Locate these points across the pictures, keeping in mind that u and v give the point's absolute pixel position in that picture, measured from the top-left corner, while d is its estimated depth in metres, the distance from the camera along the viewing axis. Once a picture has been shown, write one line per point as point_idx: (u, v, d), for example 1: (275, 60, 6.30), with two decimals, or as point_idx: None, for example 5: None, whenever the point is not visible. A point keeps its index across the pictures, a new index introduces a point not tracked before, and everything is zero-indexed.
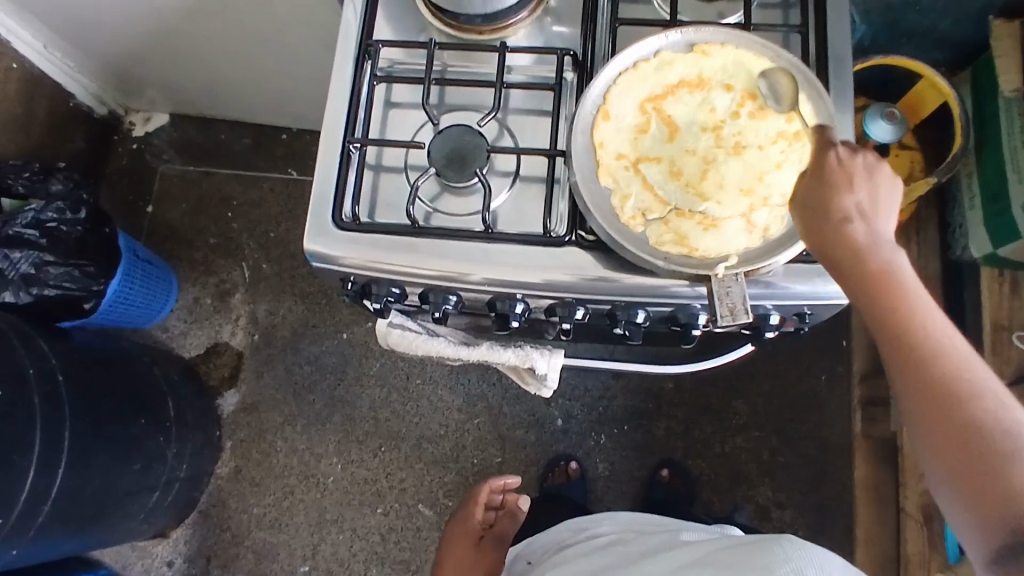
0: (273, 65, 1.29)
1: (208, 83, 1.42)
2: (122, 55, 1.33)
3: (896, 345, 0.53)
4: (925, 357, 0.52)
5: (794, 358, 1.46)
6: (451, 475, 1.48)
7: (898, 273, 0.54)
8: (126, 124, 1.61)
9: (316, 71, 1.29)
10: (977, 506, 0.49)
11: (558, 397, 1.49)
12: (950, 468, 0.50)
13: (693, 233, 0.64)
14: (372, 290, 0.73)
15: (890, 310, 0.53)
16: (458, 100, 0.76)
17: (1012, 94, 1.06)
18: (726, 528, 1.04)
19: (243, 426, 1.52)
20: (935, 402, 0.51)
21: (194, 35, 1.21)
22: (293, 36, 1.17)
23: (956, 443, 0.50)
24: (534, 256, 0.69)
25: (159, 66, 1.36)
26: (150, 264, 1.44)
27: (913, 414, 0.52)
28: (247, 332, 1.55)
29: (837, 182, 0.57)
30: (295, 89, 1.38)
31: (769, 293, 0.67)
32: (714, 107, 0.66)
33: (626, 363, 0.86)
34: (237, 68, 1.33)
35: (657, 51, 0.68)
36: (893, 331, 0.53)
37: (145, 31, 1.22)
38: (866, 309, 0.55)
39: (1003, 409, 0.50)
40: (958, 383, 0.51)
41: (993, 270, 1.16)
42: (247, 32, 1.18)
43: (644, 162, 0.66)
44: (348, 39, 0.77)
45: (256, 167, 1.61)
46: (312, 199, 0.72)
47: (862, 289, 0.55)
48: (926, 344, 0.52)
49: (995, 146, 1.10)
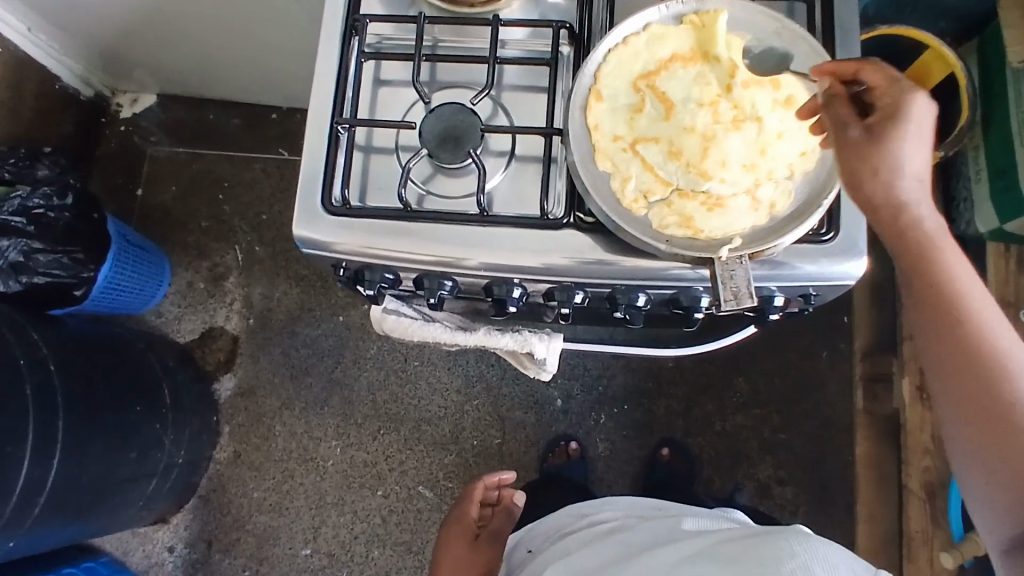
0: (262, 41, 1.25)
1: (195, 61, 1.38)
2: (106, 34, 1.29)
3: (937, 315, 0.56)
4: (966, 338, 0.55)
5: (795, 335, 1.45)
6: (451, 457, 1.47)
7: (943, 243, 0.56)
8: (112, 106, 1.57)
9: (306, 47, 1.25)
10: (989, 457, 0.55)
11: (557, 378, 1.48)
12: (975, 441, 0.55)
13: (697, 214, 0.62)
14: (365, 276, 0.71)
15: (936, 287, 0.56)
16: (450, 78, 0.73)
17: (1018, 65, 1.03)
18: (730, 512, 1.04)
19: (240, 411, 1.51)
20: (965, 379, 0.55)
21: (179, 12, 1.17)
22: (280, 11, 1.14)
23: (981, 405, 0.54)
24: (531, 240, 0.67)
25: (143, 44, 1.32)
26: (141, 249, 1.41)
27: (940, 377, 0.57)
28: (242, 316, 1.53)
29: (880, 138, 0.55)
30: (284, 66, 1.35)
31: (774, 275, 0.65)
32: (709, 81, 0.64)
33: (626, 346, 0.84)
34: (224, 45, 1.29)
35: (647, 26, 0.66)
36: (938, 307, 0.56)
37: (128, 8, 1.18)
38: (910, 279, 0.57)
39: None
40: (997, 364, 0.54)
41: (999, 245, 1.15)
42: (235, 9, 1.15)
43: (641, 142, 0.63)
44: (335, 14, 0.73)
45: (247, 147, 1.58)
46: (299, 183, 0.69)
47: (906, 259, 0.57)
48: (963, 313, 0.55)
49: (1002, 119, 1.07)
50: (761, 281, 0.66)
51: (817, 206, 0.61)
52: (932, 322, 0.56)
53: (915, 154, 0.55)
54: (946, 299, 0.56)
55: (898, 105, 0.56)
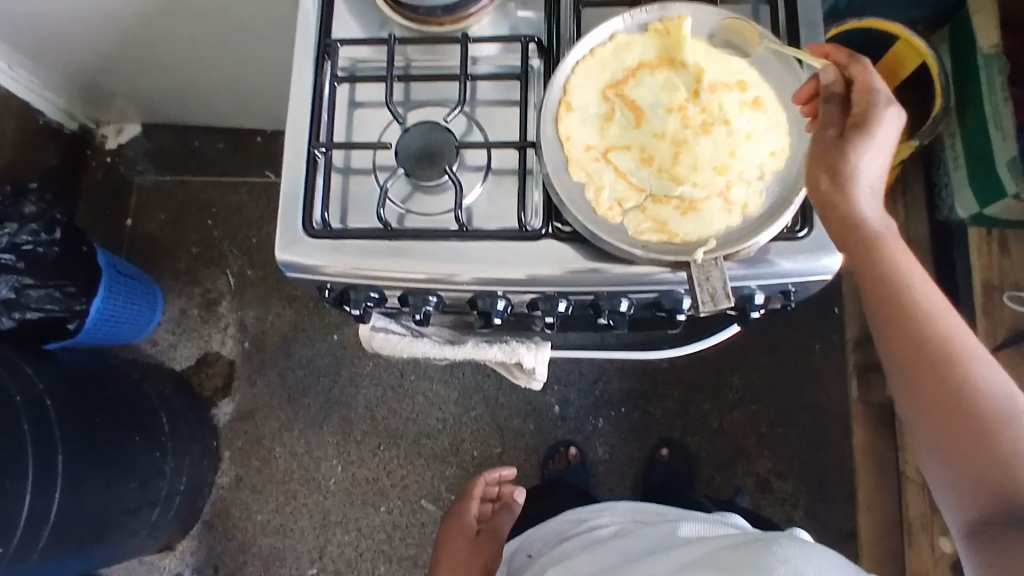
0: (241, 66, 1.26)
1: (177, 89, 1.39)
2: (86, 67, 1.30)
3: (890, 313, 0.55)
4: (917, 319, 0.54)
5: (787, 329, 1.45)
6: (452, 468, 1.47)
7: (887, 233, 0.57)
8: (98, 138, 1.58)
9: (285, 69, 1.26)
10: (960, 468, 0.51)
11: (553, 384, 1.49)
12: (937, 430, 0.52)
13: (671, 219, 0.63)
14: (350, 296, 0.72)
15: (880, 269, 0.56)
16: (424, 96, 0.74)
17: (990, 50, 1.06)
18: (730, 518, 1.05)
19: (240, 435, 1.51)
20: (923, 364, 0.53)
21: (158, 41, 1.18)
22: (258, 36, 1.15)
23: (945, 407, 0.52)
24: (512, 252, 0.68)
25: (124, 75, 1.33)
26: (133, 278, 1.41)
27: (902, 379, 0.55)
28: (237, 340, 1.54)
29: (849, 143, 0.57)
30: (265, 89, 1.36)
31: (752, 274, 0.66)
32: (677, 85, 0.65)
33: (615, 351, 0.85)
34: (204, 72, 1.30)
35: (613, 36, 0.67)
36: (883, 290, 0.55)
37: (107, 40, 1.19)
38: (862, 274, 0.57)
39: (989, 376, 0.52)
40: (950, 346, 0.52)
41: (982, 229, 1.15)
42: (213, 37, 1.16)
43: (613, 151, 0.64)
44: (307, 40, 0.75)
45: (233, 172, 1.59)
46: (279, 208, 0.70)
47: (859, 256, 0.57)
48: (920, 310, 0.54)
49: (976, 104, 1.08)
50: (739, 281, 0.66)
51: (789, 205, 0.62)
52: (881, 308, 0.55)
53: (876, 158, 0.57)
54: (891, 284, 0.55)
55: (865, 107, 0.58)
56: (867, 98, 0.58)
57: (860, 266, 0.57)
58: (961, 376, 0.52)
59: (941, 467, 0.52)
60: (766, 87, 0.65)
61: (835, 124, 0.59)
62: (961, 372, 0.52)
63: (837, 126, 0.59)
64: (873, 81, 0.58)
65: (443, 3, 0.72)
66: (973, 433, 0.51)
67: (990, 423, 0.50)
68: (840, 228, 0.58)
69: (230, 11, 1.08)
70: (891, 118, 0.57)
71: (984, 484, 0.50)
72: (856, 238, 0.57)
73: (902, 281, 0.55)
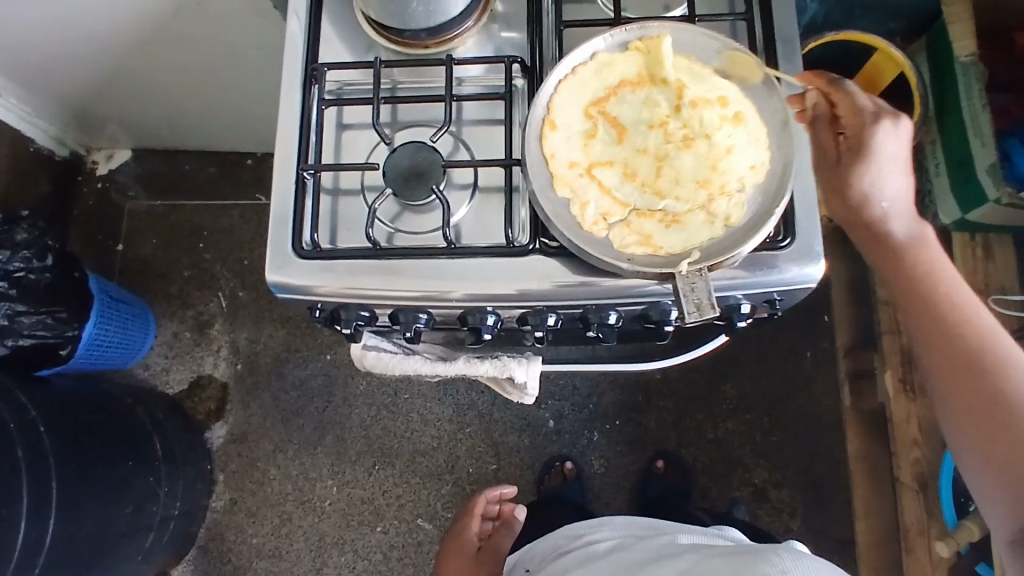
0: (231, 89, 1.27)
1: (167, 114, 1.40)
2: (77, 94, 1.30)
3: (925, 310, 0.64)
4: (949, 318, 0.63)
5: (778, 338, 1.47)
6: (448, 486, 1.47)
7: (923, 246, 0.67)
8: (89, 164, 1.59)
9: (275, 92, 1.27)
10: (981, 441, 0.59)
11: (547, 399, 1.49)
12: (964, 409, 0.60)
13: (656, 232, 0.64)
14: (341, 315, 0.72)
15: (914, 276, 0.65)
16: (410, 117, 0.75)
17: (967, 60, 1.07)
18: (728, 530, 1.05)
19: (234, 457, 1.50)
20: (952, 358, 0.62)
21: (148, 67, 1.19)
22: (247, 60, 1.16)
23: (970, 391, 0.60)
24: (500, 268, 0.68)
25: (115, 101, 1.34)
26: (125, 303, 1.41)
27: (931, 368, 0.64)
28: (230, 362, 1.54)
29: (846, 164, 0.66)
30: (255, 112, 1.37)
31: (739, 283, 0.67)
32: (658, 102, 0.66)
33: (606, 363, 0.85)
34: (194, 96, 1.31)
35: (594, 55, 0.68)
36: (919, 293, 0.65)
37: (97, 67, 1.20)
38: (895, 279, 0.67)
39: (1012, 368, 0.60)
40: (977, 342, 0.61)
41: (965, 235, 1.17)
42: (204, 63, 1.17)
43: (597, 167, 0.66)
44: (294, 65, 0.76)
45: (224, 195, 1.60)
46: (269, 230, 0.71)
47: (890, 264, 0.67)
48: (953, 309, 0.63)
49: (956, 113, 1.10)
50: (725, 292, 0.67)
51: (770, 215, 0.63)
52: (915, 309, 0.65)
53: (886, 173, 0.66)
54: (927, 289, 0.65)
55: (857, 130, 0.66)
56: (857, 119, 0.66)
57: (896, 272, 0.66)
58: (987, 369, 0.60)
59: (968, 448, 0.60)
60: (746, 101, 0.66)
61: (834, 145, 0.67)
62: (985, 367, 0.60)
63: (835, 147, 0.67)
64: (861, 102, 0.66)
65: (428, 26, 0.73)
66: (995, 417, 0.59)
67: (1008, 405, 0.58)
68: (871, 240, 0.68)
69: (219, 37, 1.09)
70: (886, 134, 0.65)
71: (1003, 456, 0.57)
72: (892, 249, 0.67)
73: (937, 286, 0.65)
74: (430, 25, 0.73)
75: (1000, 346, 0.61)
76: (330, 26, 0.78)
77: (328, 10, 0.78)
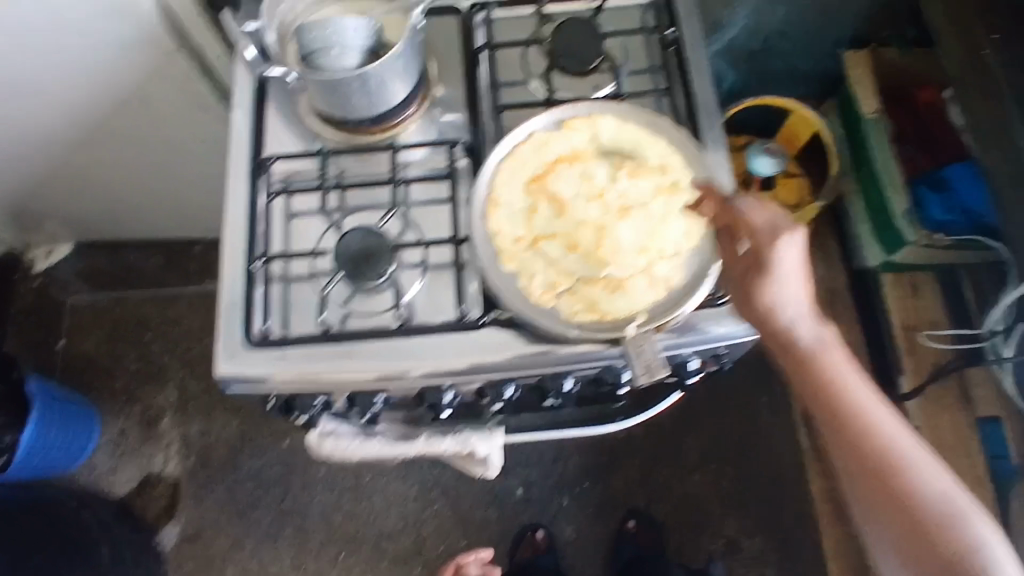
0: (174, 178, 1.27)
1: (109, 206, 1.38)
2: (14, 194, 1.29)
3: (837, 417, 0.62)
4: (864, 445, 0.61)
5: (733, 386, 1.50)
6: (417, 568, 1.42)
7: (827, 352, 0.63)
8: (27, 261, 1.56)
9: (220, 178, 1.27)
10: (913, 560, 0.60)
11: (513, 467, 1.47)
12: (893, 525, 0.61)
13: (602, 298, 0.66)
14: (297, 403, 0.74)
15: (827, 394, 0.62)
16: (359, 201, 0.77)
17: (873, 117, 1.14)
18: None
19: (188, 559, 1.43)
20: (872, 476, 0.61)
21: (88, 163, 1.19)
22: (191, 150, 1.17)
23: (893, 510, 0.60)
24: (453, 344, 0.69)
25: (54, 198, 1.33)
26: (68, 403, 1.36)
27: (851, 477, 0.63)
28: (181, 457, 1.48)
29: (749, 283, 0.63)
30: (201, 199, 1.37)
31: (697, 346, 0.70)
32: (595, 176, 0.70)
33: (566, 427, 0.86)
34: (136, 187, 1.30)
35: (530, 134, 0.72)
36: (829, 410, 0.63)
37: (35, 166, 1.19)
38: (804, 387, 0.64)
39: (927, 481, 0.60)
40: (890, 456, 0.61)
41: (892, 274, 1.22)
42: (134, 153, 1.16)
43: (542, 240, 0.68)
44: (240, 159, 0.77)
45: (172, 283, 1.57)
46: (218, 319, 0.71)
47: (800, 375, 0.64)
48: (862, 418, 0.62)
49: (870, 165, 1.17)
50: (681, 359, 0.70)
51: (706, 276, 0.67)
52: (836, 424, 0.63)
53: (786, 287, 0.62)
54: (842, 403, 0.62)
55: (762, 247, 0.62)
56: (753, 233, 0.62)
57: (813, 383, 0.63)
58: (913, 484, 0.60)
59: (896, 555, 0.61)
60: (679, 170, 0.70)
61: (737, 264, 0.64)
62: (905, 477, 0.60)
63: (739, 260, 0.64)
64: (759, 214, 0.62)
65: (372, 115, 0.76)
66: (922, 530, 0.59)
67: (935, 526, 0.59)
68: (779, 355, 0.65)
69: (163, 131, 1.10)
70: (785, 247, 0.61)
71: None
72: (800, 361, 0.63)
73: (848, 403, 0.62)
74: (374, 113, 0.76)
75: (908, 452, 0.61)
76: (274, 119, 0.80)
77: (272, 106, 0.80)
